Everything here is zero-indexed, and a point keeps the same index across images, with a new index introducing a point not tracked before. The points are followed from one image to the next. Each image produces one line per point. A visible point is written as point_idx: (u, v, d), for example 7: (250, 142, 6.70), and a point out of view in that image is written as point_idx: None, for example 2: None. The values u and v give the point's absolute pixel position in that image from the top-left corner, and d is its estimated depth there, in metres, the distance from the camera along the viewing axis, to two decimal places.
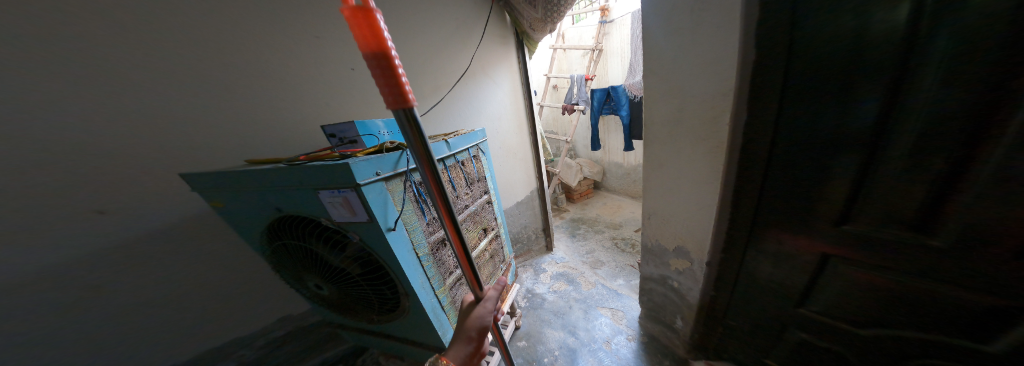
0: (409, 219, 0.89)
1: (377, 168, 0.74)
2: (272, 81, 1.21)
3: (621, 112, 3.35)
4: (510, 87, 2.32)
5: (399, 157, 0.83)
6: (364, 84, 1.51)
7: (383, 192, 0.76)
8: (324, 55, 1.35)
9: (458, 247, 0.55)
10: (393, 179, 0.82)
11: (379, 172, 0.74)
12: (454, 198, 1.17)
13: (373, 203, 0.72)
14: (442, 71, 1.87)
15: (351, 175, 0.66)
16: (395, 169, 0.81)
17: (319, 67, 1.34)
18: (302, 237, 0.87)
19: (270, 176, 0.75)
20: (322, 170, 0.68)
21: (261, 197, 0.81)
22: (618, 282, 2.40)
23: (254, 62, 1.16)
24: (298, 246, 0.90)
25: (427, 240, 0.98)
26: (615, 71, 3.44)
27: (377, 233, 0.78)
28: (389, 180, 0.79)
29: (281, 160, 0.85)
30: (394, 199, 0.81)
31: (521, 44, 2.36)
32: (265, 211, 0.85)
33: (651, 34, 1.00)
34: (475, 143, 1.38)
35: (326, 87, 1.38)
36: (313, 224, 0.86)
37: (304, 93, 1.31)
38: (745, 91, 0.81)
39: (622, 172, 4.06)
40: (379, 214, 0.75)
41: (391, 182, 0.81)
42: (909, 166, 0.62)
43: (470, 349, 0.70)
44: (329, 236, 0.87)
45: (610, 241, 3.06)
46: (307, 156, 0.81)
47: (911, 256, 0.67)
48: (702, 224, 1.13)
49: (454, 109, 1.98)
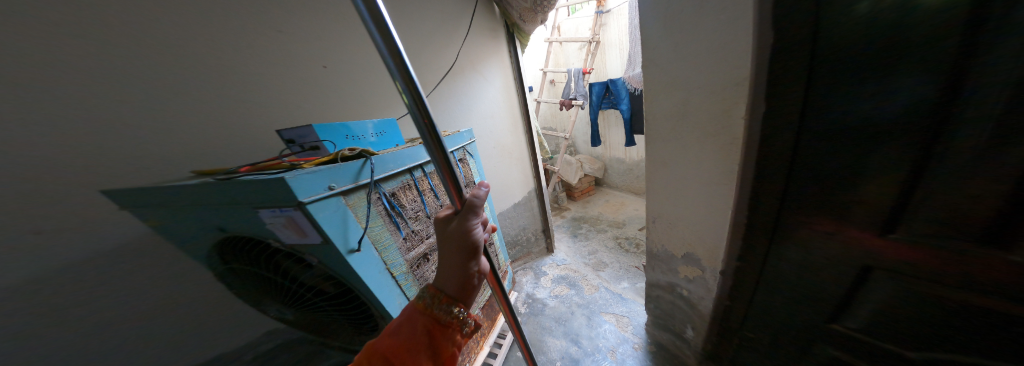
0: (379, 237, 0.78)
1: (330, 181, 0.63)
2: (238, 86, 1.11)
3: (621, 106, 3.21)
4: (503, 83, 2.20)
5: (361, 166, 0.72)
6: (340, 84, 1.40)
7: (338, 209, 0.65)
8: (293, 53, 1.24)
9: (451, 180, 0.53)
10: (354, 192, 0.71)
11: (331, 185, 0.63)
12: (438, 207, 1.06)
13: (325, 223, 0.61)
14: (427, 68, 1.75)
15: (289, 193, 0.55)
16: (355, 181, 0.70)
17: (289, 67, 1.23)
18: (255, 261, 0.76)
19: (204, 195, 0.64)
20: (258, 187, 0.57)
21: (201, 217, 0.70)
22: (622, 285, 2.29)
23: (209, 64, 1.05)
24: (248, 268, 0.79)
25: (403, 257, 0.87)
26: (614, 63, 3.27)
27: (335, 256, 0.67)
28: (347, 194, 0.68)
29: (220, 172, 0.73)
30: (355, 216, 0.70)
31: (513, 37, 2.23)
32: (209, 232, 0.75)
33: (652, 16, 0.88)
34: (462, 145, 1.26)
35: (300, 90, 1.27)
36: (257, 246, 0.74)
37: (274, 97, 1.20)
38: (764, 78, 0.69)
39: (624, 169, 3.91)
40: (337, 235, 0.64)
41: (349, 196, 0.69)
42: (983, 161, 0.48)
43: (465, 274, 0.62)
44: (276, 258, 0.75)
45: (613, 241, 2.94)
46: (250, 167, 0.70)
47: (983, 271, 0.53)
48: (715, 229, 1.01)
49: (443, 109, 1.87)
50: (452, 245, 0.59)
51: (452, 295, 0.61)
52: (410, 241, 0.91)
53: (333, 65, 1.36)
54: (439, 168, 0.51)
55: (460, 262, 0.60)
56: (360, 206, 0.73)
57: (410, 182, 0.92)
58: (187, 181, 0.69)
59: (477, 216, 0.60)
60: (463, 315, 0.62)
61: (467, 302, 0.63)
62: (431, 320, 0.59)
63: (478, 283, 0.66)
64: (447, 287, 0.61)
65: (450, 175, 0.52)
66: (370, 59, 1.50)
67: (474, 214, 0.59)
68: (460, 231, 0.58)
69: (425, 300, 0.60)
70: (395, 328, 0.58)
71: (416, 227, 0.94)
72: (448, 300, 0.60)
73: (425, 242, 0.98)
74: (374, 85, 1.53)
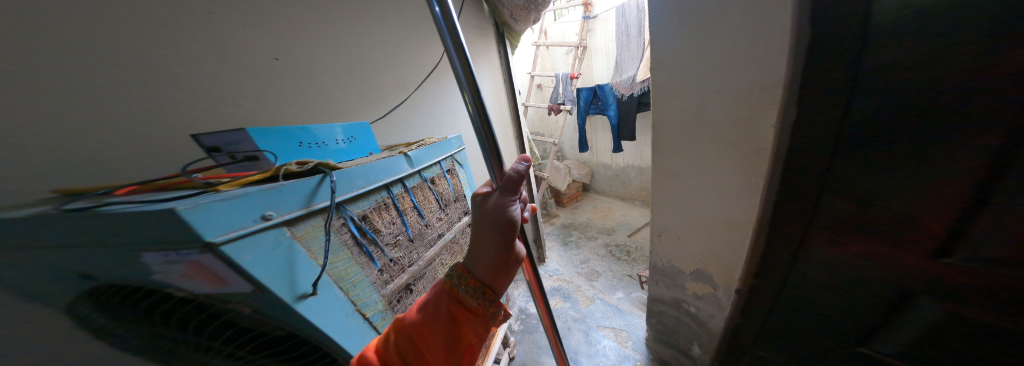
0: (343, 272, 0.60)
1: (263, 208, 0.45)
2: (167, 82, 0.82)
3: (609, 112, 3.02)
4: (491, 85, 2.07)
5: (317, 185, 0.54)
6: (298, 81, 1.13)
7: (277, 245, 0.47)
8: (237, 38, 0.96)
9: (493, 157, 0.51)
10: (305, 221, 0.53)
11: (266, 212, 0.45)
12: (422, 227, 0.90)
13: (253, 266, 0.43)
14: (407, 67, 1.59)
15: (188, 231, 0.36)
16: (307, 206, 0.52)
17: (231, 54, 0.95)
18: (146, 317, 0.49)
19: (53, 230, 0.42)
20: (133, 223, 0.37)
21: (52, 262, 0.47)
22: (617, 296, 2.20)
23: (115, 51, 0.75)
24: (134, 326, 0.50)
25: (379, 294, 0.70)
26: (601, 69, 3.24)
27: (275, 308, 0.49)
28: (292, 223, 0.50)
29: (93, 191, 0.53)
30: (306, 251, 0.52)
31: (501, 37, 2.12)
32: (71, 282, 0.51)
33: (665, 11, 0.78)
34: (449, 154, 1.10)
35: (243, 83, 0.98)
36: (145, 293, 0.47)
37: (211, 93, 0.91)
38: (801, 81, 0.60)
39: (611, 174, 3.88)
40: (275, 279, 0.46)
41: (296, 227, 0.51)
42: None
43: (497, 256, 0.58)
44: (178, 310, 0.48)
45: (604, 248, 2.86)
46: (138, 189, 0.51)
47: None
48: (731, 246, 0.92)
49: (425, 112, 1.70)
50: (485, 226, 0.56)
51: (482, 280, 0.58)
52: (388, 273, 0.73)
53: (288, 58, 1.10)
54: (483, 145, 0.50)
55: (493, 244, 0.57)
56: (316, 236, 0.55)
57: (386, 200, 0.74)
58: (37, 207, 0.48)
59: (514, 198, 0.54)
60: (491, 304, 0.58)
61: (497, 290, 0.60)
62: (458, 301, 0.58)
63: (510, 271, 0.61)
64: (477, 270, 0.58)
65: (492, 154, 0.50)
66: (339, 53, 1.27)
67: (512, 196, 0.54)
68: (493, 213, 0.54)
69: (454, 277, 0.59)
70: (427, 299, 0.60)
71: (395, 254, 0.77)
72: (477, 283, 0.58)
73: (407, 272, 0.81)
74: (347, 85, 1.30)
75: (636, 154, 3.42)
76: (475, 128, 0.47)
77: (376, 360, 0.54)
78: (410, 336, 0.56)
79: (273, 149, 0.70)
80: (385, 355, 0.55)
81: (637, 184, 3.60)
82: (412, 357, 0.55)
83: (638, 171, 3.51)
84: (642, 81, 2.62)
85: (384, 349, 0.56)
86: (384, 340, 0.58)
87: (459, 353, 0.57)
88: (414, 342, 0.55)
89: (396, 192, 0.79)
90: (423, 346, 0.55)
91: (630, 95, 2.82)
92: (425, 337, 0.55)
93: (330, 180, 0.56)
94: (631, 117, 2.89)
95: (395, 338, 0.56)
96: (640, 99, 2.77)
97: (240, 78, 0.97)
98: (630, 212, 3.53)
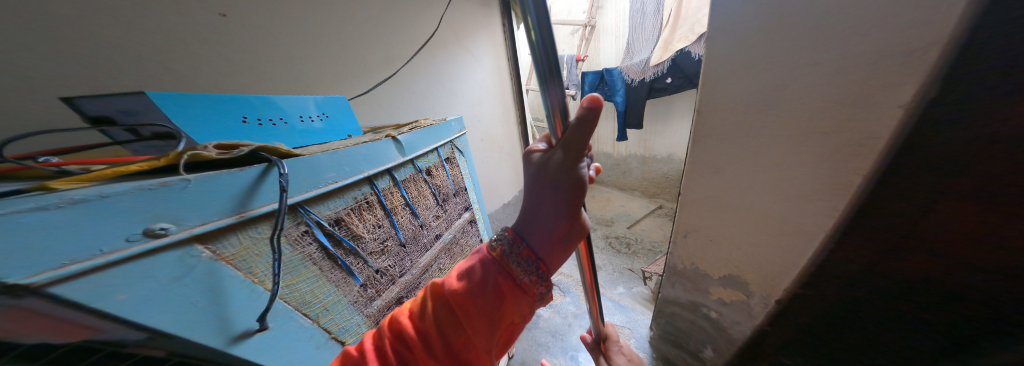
0: (312, 294, 0.42)
1: (147, 219, 0.25)
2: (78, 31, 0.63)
3: (615, 98, 2.75)
4: (492, 63, 1.84)
5: (256, 178, 0.34)
6: (256, 46, 0.90)
7: (183, 276, 0.27)
8: None
9: (554, 98, 0.34)
10: (239, 232, 0.33)
11: (156, 224, 0.26)
12: (416, 228, 0.74)
13: (129, 311, 0.24)
14: (398, 35, 1.34)
15: None
16: (239, 212, 0.32)
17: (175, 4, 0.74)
18: None
19: None
20: None
21: None
22: (618, 291, 2.12)
23: None
24: None
25: (363, 315, 0.53)
26: (609, 51, 2.98)
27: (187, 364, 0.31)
28: (213, 238, 0.30)
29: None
30: (241, 277, 0.33)
31: (504, 7, 1.86)
32: None
33: None
34: (448, 139, 0.92)
35: (183, 40, 0.76)
36: None
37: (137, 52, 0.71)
38: None
39: (612, 163, 3.72)
40: (179, 322, 0.27)
41: (221, 243, 0.31)
42: None
43: (559, 223, 0.42)
44: None
45: (604, 240, 2.75)
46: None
47: None
48: None
49: (421, 92, 1.45)
50: (543, 187, 0.40)
51: (540, 252, 0.43)
52: (373, 288, 0.57)
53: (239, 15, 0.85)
54: (540, 79, 0.34)
55: (554, 211, 0.41)
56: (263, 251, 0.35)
57: (371, 196, 0.57)
58: None
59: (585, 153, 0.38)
60: (550, 284, 0.42)
61: (555, 268, 0.45)
62: (509, 273, 0.42)
63: (569, 249, 0.46)
64: (533, 238, 0.43)
65: (556, 95, 0.34)
66: (310, 14, 1.03)
67: (581, 152, 0.38)
68: (556, 173, 0.39)
69: (504, 242, 0.43)
70: (470, 262, 0.44)
71: (383, 263, 0.61)
72: (533, 256, 0.42)
73: (398, 283, 0.65)
74: (321, 54, 1.07)
75: (639, 142, 3.25)
76: (534, 51, 0.32)
77: (408, 332, 0.40)
78: (449, 307, 0.41)
79: (203, 128, 0.51)
80: (420, 325, 0.41)
81: (638, 175, 3.45)
82: (452, 332, 0.40)
83: (641, 160, 3.34)
84: (655, 65, 2.31)
85: (418, 315, 0.42)
86: (417, 303, 0.44)
87: (498, 338, 0.42)
88: (455, 316, 0.41)
89: (384, 186, 0.61)
90: (465, 324, 0.40)
91: (641, 80, 2.52)
92: (469, 313, 0.40)
93: (279, 175, 0.36)
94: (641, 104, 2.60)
95: (431, 307, 0.42)
96: (651, 85, 2.49)
97: (185, 35, 0.76)
98: (629, 203, 3.38)
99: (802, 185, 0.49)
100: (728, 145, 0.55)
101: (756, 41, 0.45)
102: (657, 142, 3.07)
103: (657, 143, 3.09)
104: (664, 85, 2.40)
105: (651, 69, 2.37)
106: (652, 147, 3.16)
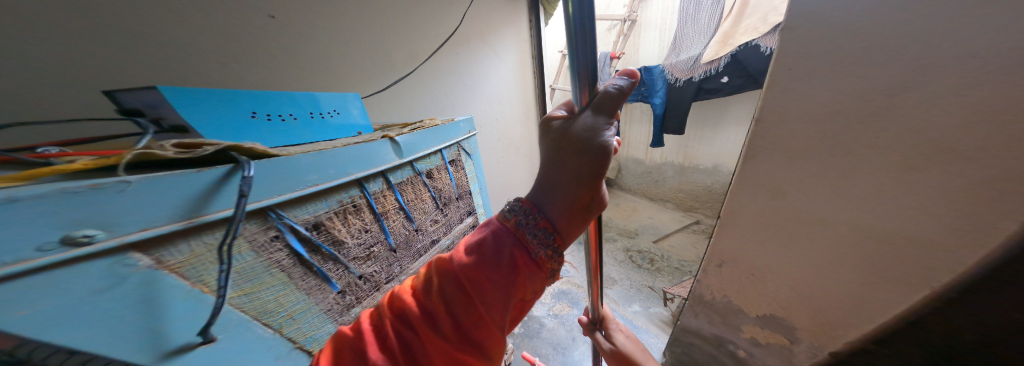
0: (280, 301, 0.39)
1: (68, 225, 0.23)
2: (144, 31, 0.68)
3: (654, 100, 2.44)
4: (516, 61, 1.78)
5: (211, 186, 0.32)
6: (295, 44, 0.94)
7: (111, 288, 0.26)
8: None
9: (585, 69, 0.37)
10: (186, 240, 0.32)
11: (77, 231, 0.24)
12: (409, 233, 0.71)
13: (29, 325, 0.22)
14: (421, 31, 1.32)
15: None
16: (186, 220, 0.31)
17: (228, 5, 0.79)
18: None
19: None
20: None
21: None
22: (632, 308, 1.92)
23: None
24: None
25: (336, 324, 0.50)
26: (651, 48, 2.72)
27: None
28: (154, 246, 0.29)
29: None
30: (186, 286, 0.31)
31: (533, 4, 1.79)
32: None
33: None
34: (456, 140, 0.88)
35: (235, 40, 0.81)
36: None
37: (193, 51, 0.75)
38: None
39: (643, 171, 3.38)
40: (97, 332, 0.25)
41: (168, 250, 0.30)
42: None
43: (580, 190, 0.45)
44: None
45: (623, 253, 2.49)
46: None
47: None
48: None
49: (440, 90, 1.43)
50: (569, 151, 0.43)
51: (555, 226, 0.44)
52: (353, 295, 0.55)
53: (285, 17, 0.91)
54: (572, 52, 0.37)
55: (576, 178, 0.44)
56: (236, 255, 0.33)
57: (363, 200, 0.54)
58: None
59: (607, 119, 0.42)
60: (564, 258, 0.44)
61: (566, 239, 0.47)
62: (524, 245, 0.42)
63: (582, 221, 0.48)
64: (552, 208, 0.45)
65: (585, 66, 0.37)
66: (343, 12, 1.06)
67: (610, 117, 0.43)
68: (583, 139, 0.42)
69: (518, 217, 0.44)
70: (478, 239, 0.43)
71: (367, 269, 0.58)
72: (548, 226, 0.43)
73: (382, 290, 0.63)
74: (349, 52, 1.09)
75: (679, 149, 2.96)
76: (571, 25, 0.34)
77: (415, 308, 0.39)
78: (458, 282, 0.40)
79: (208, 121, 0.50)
80: (427, 303, 0.40)
81: (671, 185, 3.15)
82: (462, 311, 0.39)
83: (678, 169, 3.05)
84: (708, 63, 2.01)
85: (424, 293, 0.41)
86: (422, 280, 0.43)
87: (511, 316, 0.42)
88: (465, 292, 0.39)
89: (377, 189, 0.59)
90: (479, 301, 0.39)
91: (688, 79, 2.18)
92: (482, 291, 0.39)
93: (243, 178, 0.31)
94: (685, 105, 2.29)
95: (438, 284, 0.40)
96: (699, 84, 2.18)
97: (232, 34, 0.81)
98: (657, 215, 3.08)
99: (902, 245, 0.36)
100: (791, 180, 0.43)
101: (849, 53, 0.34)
102: (699, 149, 2.79)
103: (698, 151, 2.81)
104: (718, 85, 2.12)
105: (702, 67, 2.05)
106: (692, 156, 2.87)
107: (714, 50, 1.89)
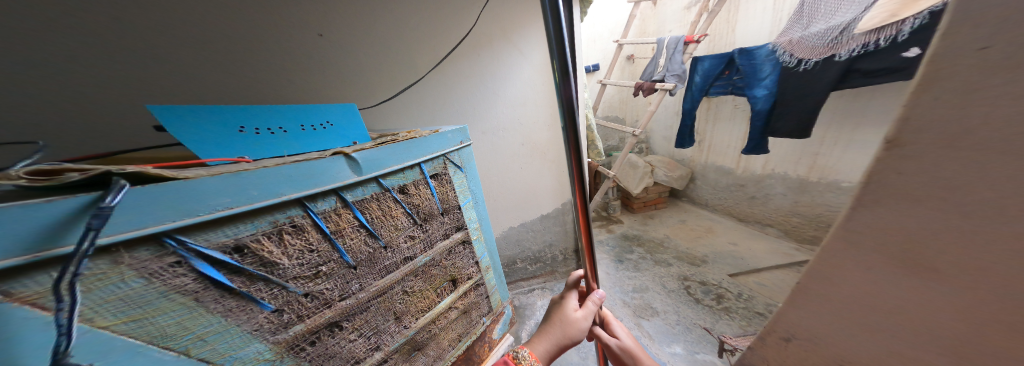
0: (178, 325, 0.42)
1: None
2: (229, 57, 0.93)
3: (756, 91, 1.72)
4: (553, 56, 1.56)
5: (64, 220, 0.31)
6: (335, 57, 1.08)
7: None
8: (282, 13, 0.95)
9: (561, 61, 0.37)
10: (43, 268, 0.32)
11: None
12: (374, 250, 0.66)
13: None
14: (446, 33, 1.27)
15: None
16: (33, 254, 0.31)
17: (281, 31, 0.97)
18: None
19: None
20: None
21: None
22: (672, 350, 1.52)
23: (197, 27, 0.87)
24: None
25: (266, 342, 0.51)
26: (754, 25, 2.06)
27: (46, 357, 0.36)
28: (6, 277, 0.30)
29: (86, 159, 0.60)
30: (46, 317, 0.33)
31: None
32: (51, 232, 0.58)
33: None
34: (442, 153, 0.80)
35: (285, 60, 1.00)
36: None
37: (257, 69, 0.97)
38: None
39: (727, 183, 2.57)
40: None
41: (19, 282, 0.31)
42: None
43: None
44: None
45: (677, 281, 1.99)
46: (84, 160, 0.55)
47: None
48: None
49: (464, 91, 1.39)
50: None
51: None
52: (293, 313, 0.54)
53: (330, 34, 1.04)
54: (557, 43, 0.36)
55: None
56: (119, 282, 0.37)
57: (302, 222, 0.53)
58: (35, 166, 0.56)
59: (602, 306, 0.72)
60: None
61: None
62: None
63: None
64: None
65: (566, 93, 0.40)
66: (374, 20, 1.11)
67: None
68: None
69: None
70: None
71: (315, 287, 0.56)
72: None
73: (333, 308, 0.60)
74: (376, 61, 1.16)
75: (801, 157, 2.06)
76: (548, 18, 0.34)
77: None
78: None
79: (202, 138, 0.55)
80: None
81: (775, 205, 2.26)
82: None
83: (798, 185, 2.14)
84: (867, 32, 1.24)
85: None
86: None
87: None
88: None
89: (327, 209, 0.56)
90: None
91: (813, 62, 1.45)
92: None
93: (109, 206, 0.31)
94: (801, 100, 1.56)
95: None
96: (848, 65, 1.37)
97: (285, 52, 0.99)
98: (742, 242, 2.29)
99: None
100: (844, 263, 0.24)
101: (961, 31, 0.15)
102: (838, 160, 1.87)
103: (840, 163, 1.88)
104: (891, 63, 1.27)
105: (856, 39, 1.28)
106: (825, 168, 1.95)
107: (887, 9, 1.16)
